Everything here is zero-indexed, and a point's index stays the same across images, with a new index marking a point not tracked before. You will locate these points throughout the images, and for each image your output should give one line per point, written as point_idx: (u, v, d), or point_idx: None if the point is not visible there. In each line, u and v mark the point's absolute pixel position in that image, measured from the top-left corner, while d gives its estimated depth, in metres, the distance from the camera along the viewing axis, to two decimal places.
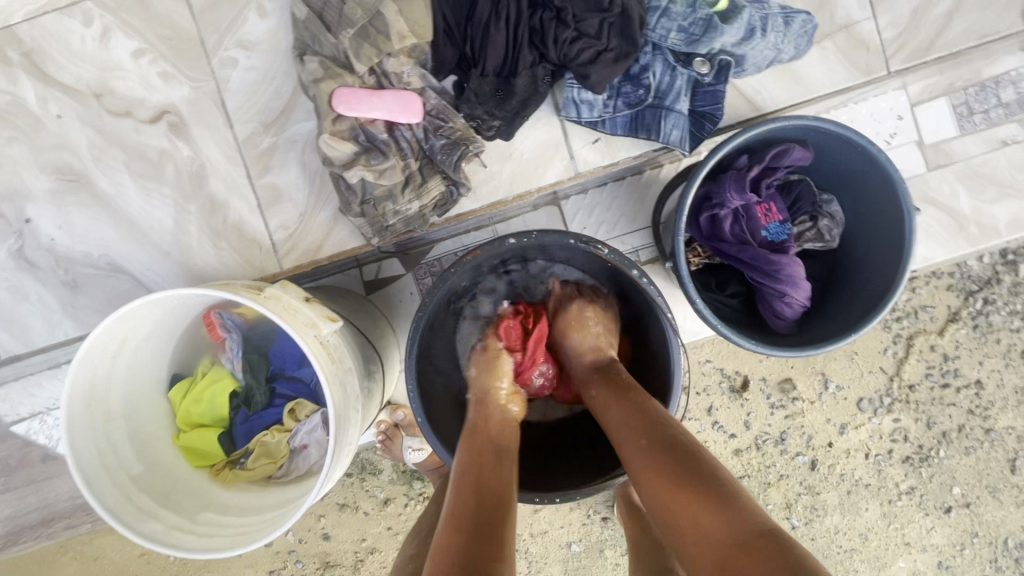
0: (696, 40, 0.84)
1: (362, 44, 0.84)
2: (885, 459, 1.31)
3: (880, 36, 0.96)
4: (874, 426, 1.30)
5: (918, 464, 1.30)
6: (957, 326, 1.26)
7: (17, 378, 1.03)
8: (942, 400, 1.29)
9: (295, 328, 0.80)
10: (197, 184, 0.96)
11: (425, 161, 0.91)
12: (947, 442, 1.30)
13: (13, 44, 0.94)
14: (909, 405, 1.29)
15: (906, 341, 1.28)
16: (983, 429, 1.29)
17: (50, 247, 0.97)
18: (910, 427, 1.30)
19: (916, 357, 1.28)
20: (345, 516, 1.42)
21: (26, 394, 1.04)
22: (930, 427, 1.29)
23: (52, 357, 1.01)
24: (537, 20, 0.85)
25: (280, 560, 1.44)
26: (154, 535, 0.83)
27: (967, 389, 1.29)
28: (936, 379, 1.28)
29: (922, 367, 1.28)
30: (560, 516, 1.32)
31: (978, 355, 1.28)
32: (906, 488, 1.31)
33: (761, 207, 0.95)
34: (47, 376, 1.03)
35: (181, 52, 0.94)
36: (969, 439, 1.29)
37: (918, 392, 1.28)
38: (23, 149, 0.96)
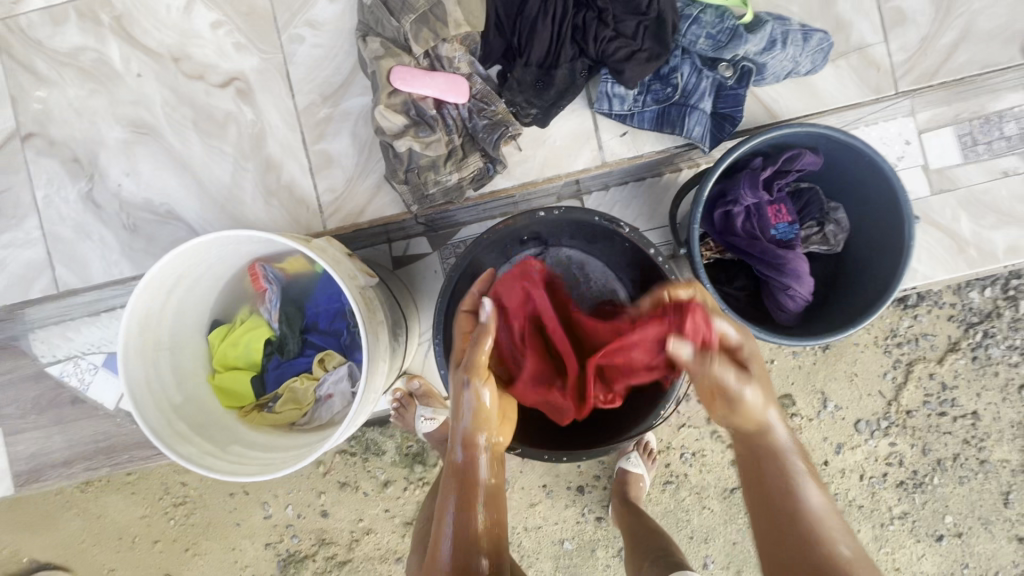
0: (722, 47, 0.93)
1: (422, 28, 0.93)
2: (879, 482, 1.35)
3: (890, 59, 1.03)
4: (870, 449, 1.35)
5: (911, 489, 1.34)
6: (957, 355, 1.32)
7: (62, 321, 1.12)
8: (938, 428, 1.34)
9: (341, 276, 0.89)
10: (256, 145, 1.05)
11: (466, 139, 0.99)
12: (942, 470, 1.34)
13: (105, 7, 1.05)
14: (905, 430, 1.34)
15: (906, 367, 1.33)
16: (978, 460, 1.34)
17: (116, 192, 1.06)
18: (906, 452, 1.34)
19: (915, 383, 1.33)
20: (344, 494, 1.47)
21: None
22: (926, 454, 1.34)
23: (94, 300, 1.10)
24: (581, 18, 0.94)
25: (276, 534, 1.49)
26: (189, 456, 0.89)
27: (963, 418, 1.33)
28: (933, 407, 1.33)
29: (920, 394, 1.33)
30: (555, 511, 1.37)
31: (976, 387, 1.33)
32: (898, 513, 1.35)
33: (772, 206, 1.02)
34: (87, 320, 1.11)
35: (255, 26, 1.04)
36: (963, 469, 1.34)
37: (915, 417, 1.33)
38: (102, 101, 1.06)
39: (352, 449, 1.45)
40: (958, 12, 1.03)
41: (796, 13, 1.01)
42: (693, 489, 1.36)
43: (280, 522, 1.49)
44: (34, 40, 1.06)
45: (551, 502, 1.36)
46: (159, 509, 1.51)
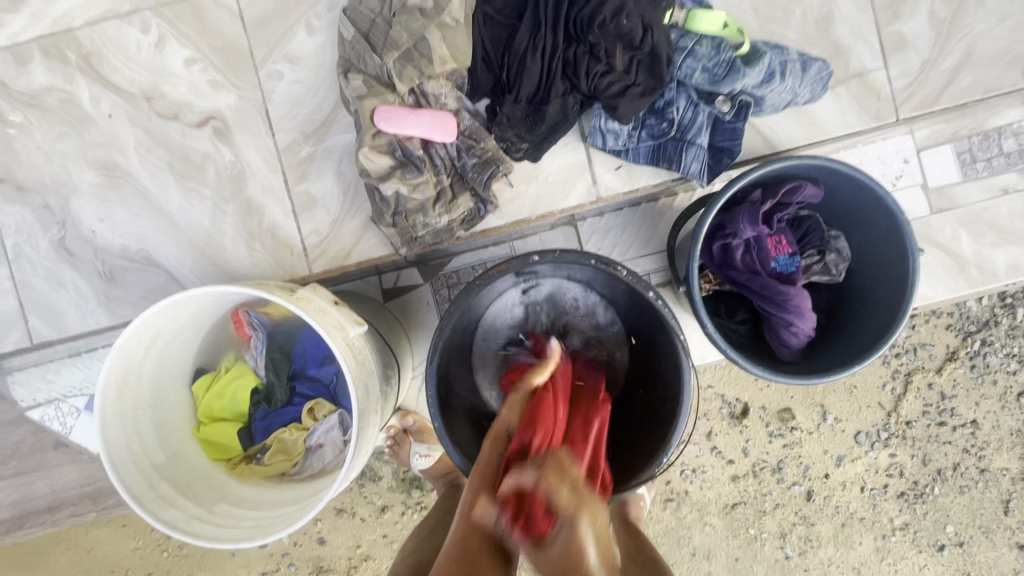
0: (720, 80, 0.89)
1: (406, 66, 0.89)
2: (880, 494, 1.33)
3: (890, 85, 1.00)
4: (870, 460, 1.32)
5: (912, 500, 1.33)
6: (955, 364, 1.30)
7: (39, 364, 1.06)
8: (938, 438, 1.32)
9: (326, 330, 0.84)
10: (237, 187, 1.01)
11: (456, 179, 0.95)
12: (942, 480, 1.32)
13: (72, 46, 1.00)
14: (906, 440, 1.32)
15: (904, 377, 1.31)
16: (978, 469, 1.32)
17: (90, 238, 1.01)
18: (906, 463, 1.32)
19: (914, 394, 1.31)
20: (342, 521, 1.43)
21: (44, 379, 1.07)
22: (926, 464, 1.32)
23: (75, 345, 1.04)
24: (571, 53, 0.89)
25: (273, 562, 1.46)
26: (174, 522, 0.86)
27: (962, 427, 1.32)
28: (932, 417, 1.31)
29: (919, 404, 1.31)
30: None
31: (974, 396, 1.31)
32: (900, 523, 1.33)
33: (772, 238, 0.99)
34: (66, 363, 1.06)
35: (231, 62, 1.00)
36: (964, 478, 1.32)
37: (915, 428, 1.31)
38: (71, 144, 1.01)
39: None
40: (959, 35, 1.00)
41: (794, 40, 0.98)
42: (694, 506, 1.34)
43: (276, 550, 1.46)
44: None
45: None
46: (153, 541, 1.46)
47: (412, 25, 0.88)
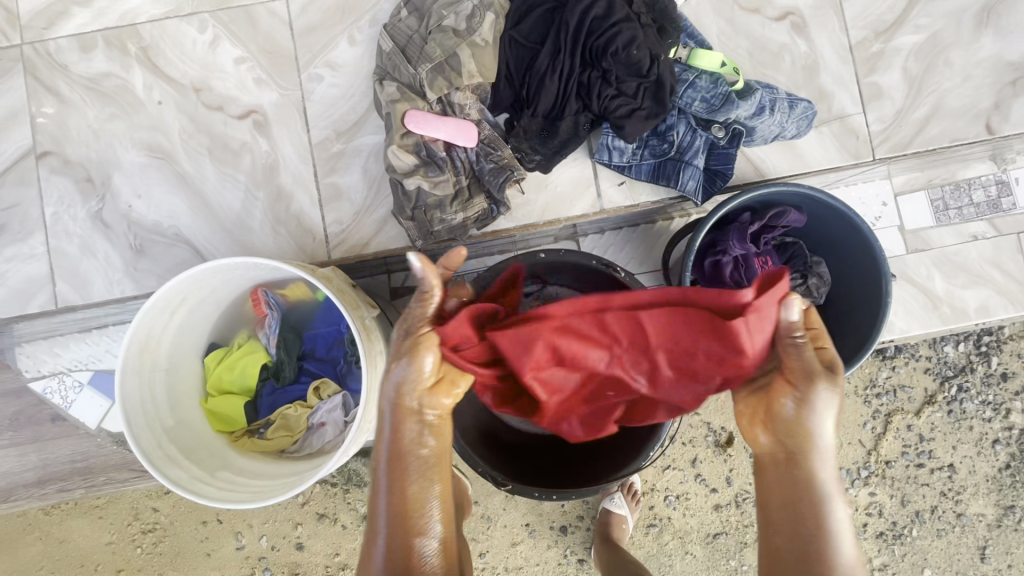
0: (716, 110, 0.99)
1: (437, 77, 0.99)
2: (860, 532, 1.37)
3: (868, 128, 1.11)
4: (850, 497, 1.37)
5: (890, 540, 1.37)
6: (933, 408, 1.36)
7: (47, 337, 1.12)
8: (917, 479, 1.36)
9: (346, 308, 0.90)
10: (269, 176, 1.09)
11: (472, 180, 1.04)
12: (920, 523, 1.37)
13: (133, 39, 1.10)
14: (885, 480, 1.36)
15: (885, 418, 1.36)
16: (955, 513, 1.36)
17: (126, 213, 1.08)
18: (885, 503, 1.37)
19: (893, 434, 1.36)
20: (322, 527, 1.43)
21: (52, 353, 1.13)
22: (905, 505, 1.37)
23: (87, 319, 1.11)
24: (586, 76, 0.99)
25: (248, 566, 1.45)
26: (178, 481, 0.89)
27: (940, 470, 1.36)
28: (911, 458, 1.36)
29: (898, 444, 1.36)
30: (537, 552, 1.35)
31: (952, 440, 1.37)
32: (878, 564, 1.37)
33: (759, 258, 1.08)
34: (75, 337, 1.12)
35: (277, 65, 1.10)
36: (941, 522, 1.36)
37: (894, 468, 1.35)
38: (120, 125, 1.09)
39: (333, 480, 1.43)
40: (929, 90, 1.12)
41: (783, 82, 1.10)
42: (677, 534, 1.34)
43: (252, 554, 1.44)
44: (60, 64, 1.10)
45: (533, 542, 1.35)
46: (128, 534, 1.44)
47: (445, 42, 0.98)
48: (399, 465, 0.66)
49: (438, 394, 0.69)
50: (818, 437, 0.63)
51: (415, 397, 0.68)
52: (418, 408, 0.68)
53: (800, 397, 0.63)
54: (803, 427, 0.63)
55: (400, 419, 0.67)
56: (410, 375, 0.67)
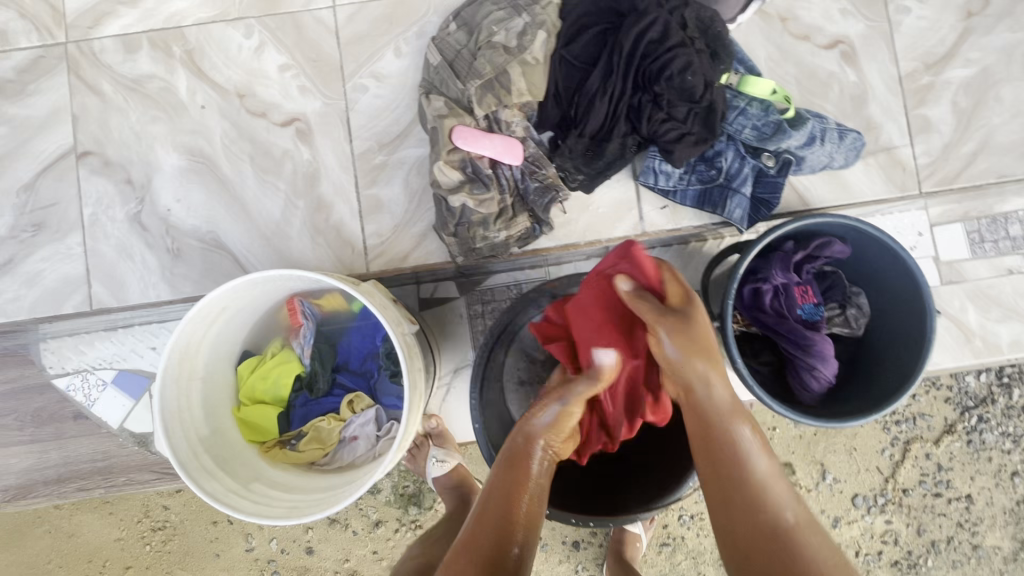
0: (767, 138, 0.98)
1: (486, 93, 0.98)
2: (874, 560, 1.36)
3: (915, 160, 1.09)
4: (866, 524, 1.35)
5: (905, 570, 1.35)
6: (952, 438, 1.34)
7: (72, 334, 1.11)
8: (933, 508, 1.35)
9: (389, 323, 0.90)
10: (310, 185, 1.08)
11: (517, 200, 1.03)
12: (935, 552, 1.35)
13: (179, 41, 1.09)
14: (901, 508, 1.35)
15: (903, 445, 1.35)
16: (971, 544, 1.35)
17: (165, 216, 1.08)
18: (901, 531, 1.35)
19: (912, 462, 1.35)
20: (333, 532, 1.42)
21: (77, 350, 1.11)
22: (920, 534, 1.35)
23: (113, 319, 1.10)
24: (637, 99, 0.98)
25: (257, 569, 1.43)
26: (215, 493, 0.88)
27: (957, 501, 1.35)
28: (929, 487, 1.35)
29: (916, 472, 1.35)
30: (548, 565, 1.34)
31: (970, 470, 1.35)
32: None
33: (799, 287, 1.06)
34: (100, 335, 1.11)
35: (322, 73, 1.09)
36: (956, 552, 1.35)
37: (911, 496, 1.34)
38: (162, 128, 1.09)
39: None
40: (977, 125, 1.11)
41: (831, 111, 1.09)
42: (690, 554, 1.32)
43: (261, 555, 1.43)
44: (104, 63, 1.09)
45: (544, 555, 1.34)
46: (136, 531, 1.44)
47: (496, 59, 0.98)
48: (519, 484, 0.71)
49: (562, 429, 0.77)
50: (711, 388, 0.70)
51: (547, 424, 0.77)
52: (547, 432, 0.76)
53: (666, 337, 0.72)
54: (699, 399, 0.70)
55: (515, 459, 0.74)
56: (542, 408, 0.78)
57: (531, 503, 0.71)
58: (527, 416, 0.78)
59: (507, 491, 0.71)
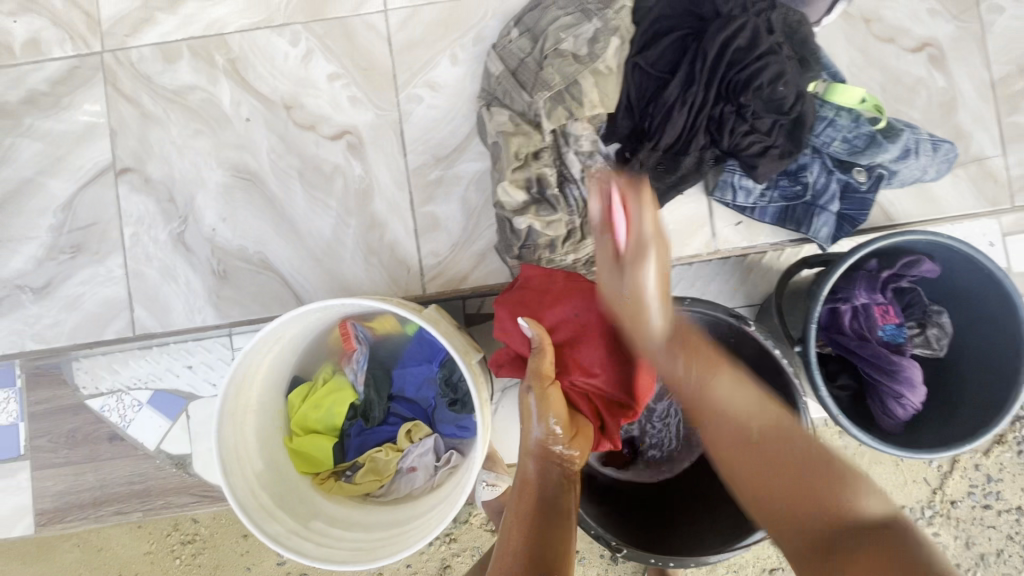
0: (859, 152, 0.92)
1: (556, 107, 0.92)
2: None
3: (1008, 172, 1.02)
4: None
5: None
6: (1003, 448, 1.26)
7: (106, 352, 1.05)
8: (982, 521, 1.28)
9: (457, 352, 0.84)
10: (362, 202, 1.02)
11: (586, 221, 0.95)
12: (985, 565, 1.28)
13: (222, 50, 1.03)
14: (949, 520, 1.28)
15: (952, 456, 1.27)
16: (1022, 558, 1.28)
17: (210, 236, 1.02)
18: (949, 544, 1.28)
19: (960, 474, 1.27)
20: None
21: (110, 369, 1.06)
22: (969, 547, 1.28)
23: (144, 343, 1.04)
24: (718, 110, 0.91)
25: None
26: (276, 536, 0.83)
27: (1007, 513, 1.28)
28: (977, 499, 1.27)
29: (964, 484, 1.27)
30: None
31: (1019, 481, 1.28)
32: None
33: (880, 307, 1.00)
34: (137, 354, 1.05)
35: (373, 83, 1.02)
36: (1006, 565, 1.28)
37: (959, 508, 1.27)
38: (205, 143, 1.02)
39: None
40: None
41: (917, 120, 1.02)
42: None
43: None
44: (142, 74, 1.03)
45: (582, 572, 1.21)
46: (167, 546, 1.15)
47: (566, 69, 0.91)
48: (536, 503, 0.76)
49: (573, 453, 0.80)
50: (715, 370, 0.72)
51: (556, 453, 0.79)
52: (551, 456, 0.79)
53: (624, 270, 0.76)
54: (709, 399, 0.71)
55: (542, 465, 0.79)
56: (544, 433, 0.79)
57: (556, 536, 0.73)
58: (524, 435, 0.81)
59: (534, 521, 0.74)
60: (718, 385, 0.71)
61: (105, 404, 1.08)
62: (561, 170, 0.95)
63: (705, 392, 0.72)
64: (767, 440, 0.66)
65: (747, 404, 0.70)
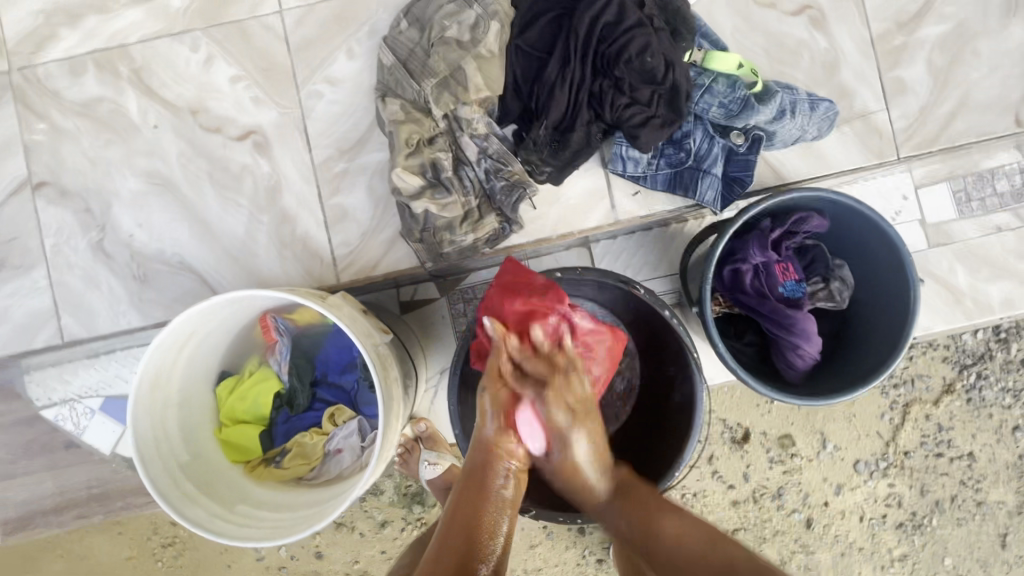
0: (734, 116, 0.96)
1: (442, 93, 0.96)
2: (879, 523, 1.29)
3: (892, 126, 1.07)
4: (868, 489, 1.29)
5: (910, 531, 1.29)
6: (952, 398, 1.27)
7: (56, 364, 1.10)
8: (935, 469, 1.28)
9: (357, 335, 0.88)
10: (272, 199, 1.05)
11: (483, 201, 1.00)
12: (939, 512, 1.29)
13: (125, 61, 1.06)
14: (903, 471, 1.28)
15: (902, 408, 1.28)
16: (974, 501, 1.29)
17: (128, 242, 1.05)
18: (904, 493, 1.29)
19: (912, 425, 1.27)
20: (340, 536, 1.32)
21: (62, 380, 1.10)
22: (923, 496, 1.28)
23: (65, 355, 1.09)
24: (597, 85, 0.94)
25: None
26: (197, 521, 0.88)
27: (959, 460, 1.28)
28: (931, 448, 1.28)
29: (916, 435, 1.28)
30: (556, 553, 1.31)
31: (970, 428, 1.28)
32: (898, 555, 1.30)
33: (780, 265, 1.04)
34: (84, 364, 1.09)
35: (274, 82, 1.06)
36: (961, 510, 1.29)
37: (913, 459, 1.27)
38: (116, 152, 1.06)
39: None
40: (955, 82, 1.07)
41: (802, 80, 1.05)
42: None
43: (272, 562, 1.32)
44: (50, 90, 1.06)
45: (551, 543, 1.31)
46: (148, 549, 1.30)
47: (449, 55, 0.95)
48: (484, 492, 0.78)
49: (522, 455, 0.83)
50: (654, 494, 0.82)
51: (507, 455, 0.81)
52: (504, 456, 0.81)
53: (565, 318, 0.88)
54: (653, 512, 0.80)
55: (487, 464, 0.80)
56: (496, 432, 0.82)
57: (497, 534, 0.75)
58: (480, 430, 0.83)
59: (472, 518, 0.75)
60: (657, 522, 0.78)
61: (60, 414, 1.13)
62: (457, 154, 0.99)
63: (656, 532, 0.77)
64: (704, 556, 0.74)
65: (683, 523, 0.77)
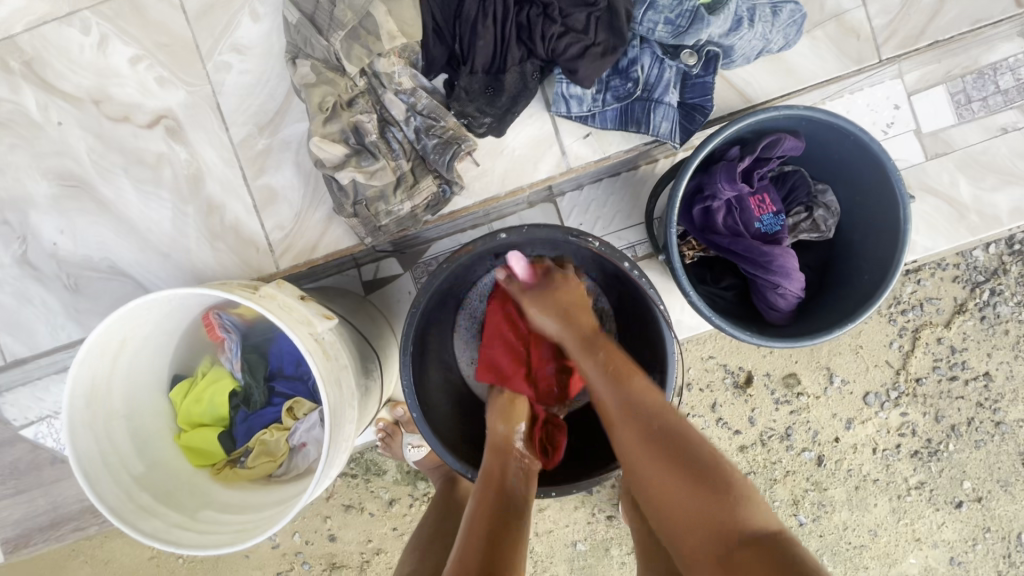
0: (683, 32, 0.85)
1: (352, 45, 0.84)
2: (893, 454, 1.22)
3: (870, 25, 0.95)
4: (880, 421, 1.21)
5: (927, 458, 1.21)
6: (964, 317, 1.18)
7: (26, 383, 1.06)
8: (950, 393, 1.20)
9: (290, 325, 0.80)
10: (195, 188, 0.97)
11: (417, 162, 0.91)
12: (956, 436, 1.21)
13: (14, 54, 0.96)
14: (917, 399, 1.20)
15: (912, 334, 1.19)
16: (992, 422, 1.21)
17: (52, 252, 0.99)
18: (918, 421, 1.21)
19: (922, 350, 1.19)
20: (350, 517, 1.28)
21: (34, 398, 1.08)
22: (939, 421, 1.21)
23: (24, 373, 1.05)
24: (525, 16, 0.86)
25: (286, 562, 1.30)
26: (154, 532, 0.83)
27: (975, 381, 1.20)
28: (943, 372, 1.20)
29: (928, 360, 1.19)
30: (565, 513, 1.23)
31: (986, 347, 1.19)
32: (915, 483, 1.22)
33: (754, 198, 0.95)
34: (55, 378, 1.06)
35: (178, 58, 0.96)
36: (978, 433, 1.21)
37: (926, 385, 1.19)
38: (24, 156, 0.98)
39: (351, 471, 1.26)
40: None
41: None
42: None
43: (287, 549, 1.30)
44: None
45: (559, 504, 1.23)
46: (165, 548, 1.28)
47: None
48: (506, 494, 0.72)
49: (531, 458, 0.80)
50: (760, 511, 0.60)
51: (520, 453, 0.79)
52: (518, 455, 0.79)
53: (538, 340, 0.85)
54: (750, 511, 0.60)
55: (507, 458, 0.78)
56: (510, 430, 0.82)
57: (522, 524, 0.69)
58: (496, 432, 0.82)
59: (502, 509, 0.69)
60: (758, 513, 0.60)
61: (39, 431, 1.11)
62: (382, 114, 0.90)
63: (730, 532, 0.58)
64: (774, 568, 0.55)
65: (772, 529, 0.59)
